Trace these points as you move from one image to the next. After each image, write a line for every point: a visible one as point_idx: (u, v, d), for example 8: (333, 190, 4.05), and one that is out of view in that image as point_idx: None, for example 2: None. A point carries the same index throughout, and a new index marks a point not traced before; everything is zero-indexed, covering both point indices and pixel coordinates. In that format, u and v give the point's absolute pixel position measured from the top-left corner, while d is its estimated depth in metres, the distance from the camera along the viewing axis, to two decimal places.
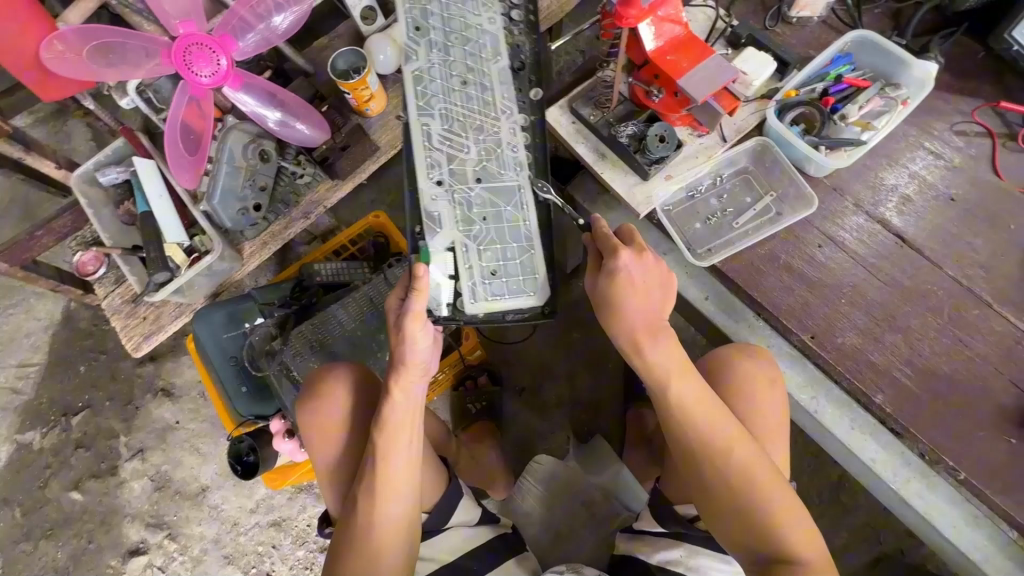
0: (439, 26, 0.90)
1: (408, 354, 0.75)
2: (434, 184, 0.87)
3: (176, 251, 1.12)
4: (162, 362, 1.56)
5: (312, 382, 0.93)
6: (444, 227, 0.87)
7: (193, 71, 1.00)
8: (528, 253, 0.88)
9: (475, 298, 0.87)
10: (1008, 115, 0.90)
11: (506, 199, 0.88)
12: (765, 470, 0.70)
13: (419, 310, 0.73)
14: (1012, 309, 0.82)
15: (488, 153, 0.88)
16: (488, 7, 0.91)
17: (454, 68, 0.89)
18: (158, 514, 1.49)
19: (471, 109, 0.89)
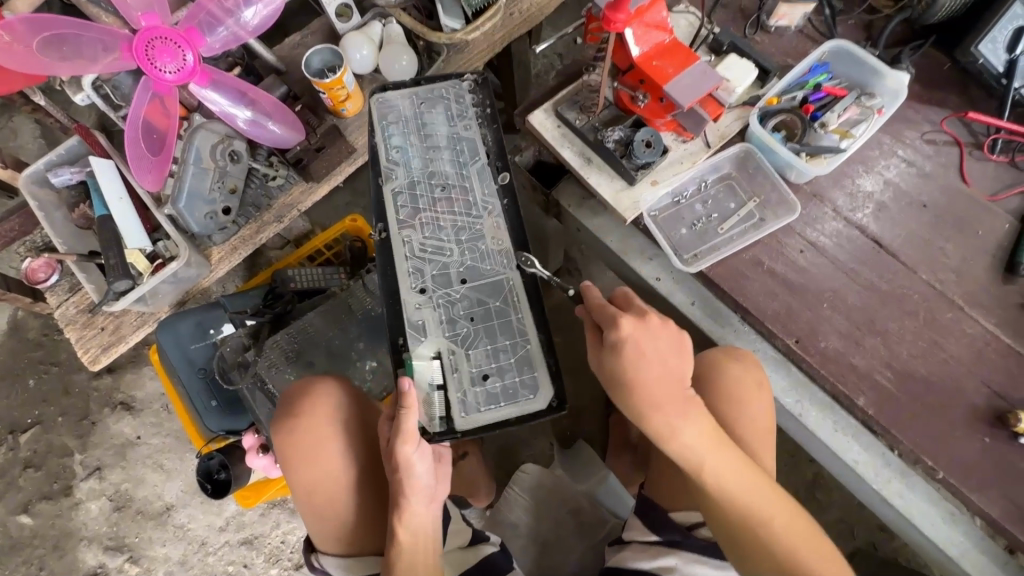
0: (416, 140, 0.92)
1: (405, 483, 0.74)
2: (417, 292, 0.86)
3: (139, 257, 1.06)
4: (121, 374, 1.47)
5: (288, 403, 0.86)
6: (429, 335, 0.84)
7: (155, 67, 0.95)
8: (523, 348, 0.84)
9: (468, 410, 0.82)
10: (974, 125, 0.93)
11: (495, 294, 0.87)
12: (783, 513, 0.71)
13: (411, 431, 0.73)
14: (982, 311, 0.85)
15: (472, 252, 0.88)
16: (460, 114, 0.93)
17: (432, 178, 0.91)
18: (118, 536, 1.40)
19: (452, 213, 0.90)
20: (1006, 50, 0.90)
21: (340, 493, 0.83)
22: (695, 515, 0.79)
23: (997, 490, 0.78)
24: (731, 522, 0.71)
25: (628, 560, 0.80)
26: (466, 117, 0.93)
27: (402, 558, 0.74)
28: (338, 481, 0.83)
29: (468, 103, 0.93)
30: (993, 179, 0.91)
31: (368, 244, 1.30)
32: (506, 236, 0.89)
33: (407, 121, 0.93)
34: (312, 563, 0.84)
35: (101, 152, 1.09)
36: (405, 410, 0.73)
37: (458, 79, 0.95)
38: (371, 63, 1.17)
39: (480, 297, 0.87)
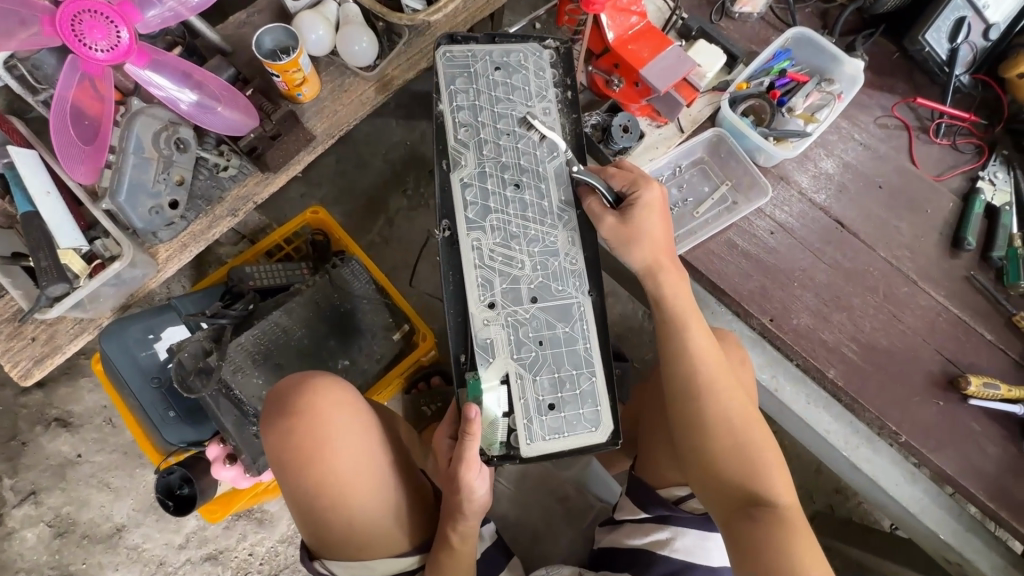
0: (490, 123, 0.83)
1: (466, 502, 0.74)
2: (486, 307, 0.79)
3: (72, 258, 0.95)
4: (54, 389, 1.34)
5: (280, 399, 0.79)
6: (497, 356, 0.78)
7: (84, 44, 0.84)
8: (590, 380, 0.80)
9: (532, 438, 0.78)
10: (920, 110, 0.99)
11: (564, 318, 0.81)
12: (759, 431, 0.74)
13: (473, 459, 0.73)
14: (933, 285, 0.91)
15: (544, 268, 0.81)
16: (542, 97, 0.84)
17: (506, 171, 0.82)
18: (61, 564, 1.28)
19: (523, 216, 0.82)
20: (948, 39, 0.95)
21: (351, 499, 0.77)
22: (680, 490, 0.81)
23: (951, 448, 0.85)
24: (704, 417, 0.74)
25: (621, 540, 0.82)
26: (547, 100, 0.84)
27: (453, 565, 0.76)
28: (346, 486, 0.77)
29: (548, 79, 0.85)
30: (937, 161, 0.98)
31: (331, 237, 1.24)
32: (579, 253, 0.83)
33: (478, 93, 0.84)
34: (315, 568, 0.79)
35: (21, 141, 0.98)
36: (470, 437, 0.72)
37: (538, 44, 0.86)
38: (328, 44, 1.10)
39: (549, 319, 0.80)
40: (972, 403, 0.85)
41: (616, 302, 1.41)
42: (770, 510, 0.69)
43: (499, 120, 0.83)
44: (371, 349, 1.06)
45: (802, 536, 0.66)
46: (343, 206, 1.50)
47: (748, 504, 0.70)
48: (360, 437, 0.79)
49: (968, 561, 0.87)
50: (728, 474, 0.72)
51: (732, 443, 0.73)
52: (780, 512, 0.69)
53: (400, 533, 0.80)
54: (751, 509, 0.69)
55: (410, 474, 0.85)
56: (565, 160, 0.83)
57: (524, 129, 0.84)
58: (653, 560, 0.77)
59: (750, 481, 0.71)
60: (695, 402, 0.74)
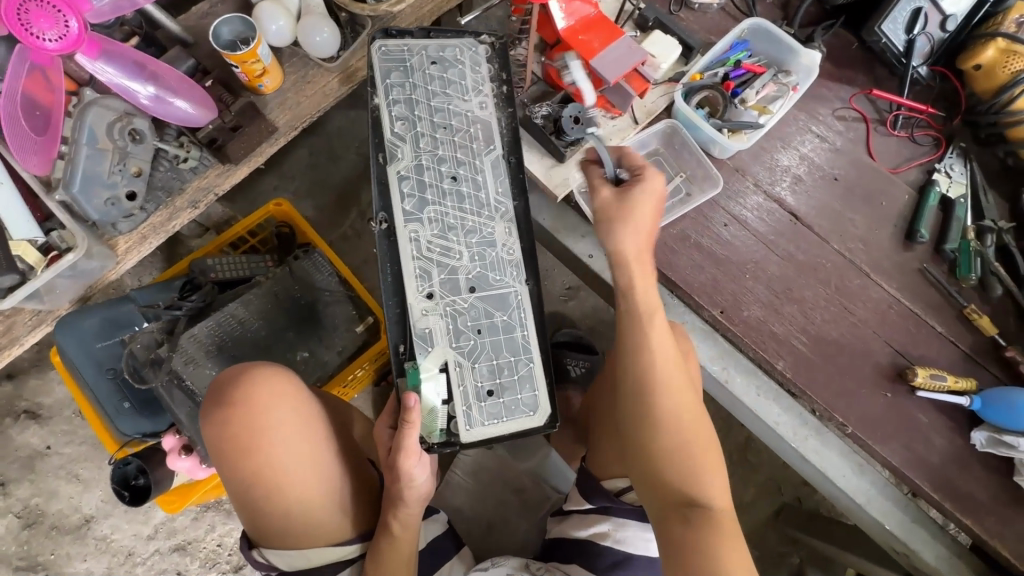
0: (426, 117, 0.85)
1: (406, 490, 0.77)
2: (424, 298, 0.81)
3: (27, 249, 0.94)
4: (23, 380, 1.34)
5: (220, 390, 0.79)
6: (436, 345, 0.81)
7: (32, 34, 0.84)
8: (528, 365, 0.83)
9: (471, 424, 0.81)
10: (879, 103, 0.99)
11: (501, 307, 0.84)
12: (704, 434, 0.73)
13: (412, 447, 0.75)
14: (886, 277, 0.91)
15: (481, 258, 0.84)
16: (478, 92, 0.86)
17: (443, 165, 0.84)
18: (30, 555, 1.29)
19: (461, 208, 0.84)
20: (905, 30, 0.95)
21: (288, 487, 0.77)
22: (621, 481, 0.80)
23: (898, 440, 0.85)
24: (655, 420, 0.72)
25: (567, 531, 0.82)
26: (483, 94, 0.86)
27: (391, 554, 0.76)
28: (283, 474, 0.77)
29: (484, 74, 0.87)
30: (895, 153, 0.97)
31: (297, 229, 1.23)
32: (516, 244, 0.85)
33: (416, 88, 0.85)
34: (253, 558, 0.80)
35: None
36: (409, 426, 0.74)
37: (474, 39, 0.88)
38: (289, 35, 1.09)
39: (487, 308, 0.83)
40: (919, 394, 0.86)
41: (587, 296, 1.41)
42: (705, 513, 0.69)
43: (436, 114, 0.85)
44: (331, 342, 1.06)
45: (731, 539, 0.67)
46: (313, 199, 1.49)
47: (685, 506, 0.70)
48: (299, 425, 0.80)
49: (913, 551, 0.87)
50: (668, 478, 0.71)
51: (675, 447, 0.72)
52: (714, 515, 0.69)
53: (342, 521, 0.82)
54: (689, 511, 0.70)
55: (355, 462, 0.86)
56: (501, 153, 0.86)
57: (461, 123, 0.86)
58: (593, 549, 0.78)
59: (688, 484, 0.71)
60: (648, 403, 0.72)
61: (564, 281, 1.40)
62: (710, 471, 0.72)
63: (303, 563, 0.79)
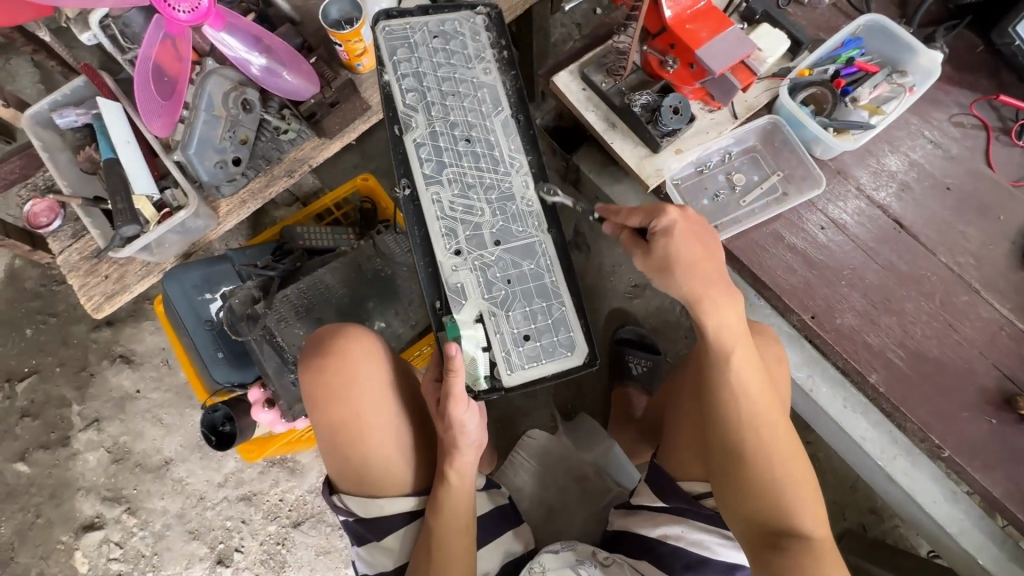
0: (435, 86, 0.87)
1: (458, 437, 0.77)
2: (453, 254, 0.82)
3: (145, 204, 1.02)
4: (121, 328, 1.46)
5: (321, 341, 0.84)
6: (470, 298, 0.82)
7: (169, 5, 0.92)
8: (560, 310, 0.83)
9: (513, 368, 0.81)
10: (1003, 110, 0.92)
11: (528, 256, 0.84)
12: (797, 455, 0.71)
13: (460, 395, 0.75)
14: (998, 296, 0.85)
15: (504, 212, 0.85)
16: (480, 58, 0.88)
17: (455, 129, 0.86)
18: (116, 487, 1.41)
19: (482, 168, 0.86)
20: None
21: (372, 434, 0.81)
22: (700, 486, 0.79)
23: (999, 470, 0.80)
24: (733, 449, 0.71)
25: (633, 527, 0.82)
26: (485, 60, 0.88)
27: (450, 503, 0.77)
28: (366, 420, 0.81)
29: (484, 42, 0.88)
30: (1018, 166, 0.90)
31: (378, 206, 1.28)
32: (535, 196, 0.86)
33: (421, 60, 0.87)
34: (333, 502, 0.84)
35: (109, 95, 1.06)
36: (453, 374, 0.74)
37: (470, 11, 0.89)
38: None
39: (513, 258, 0.84)
40: None
41: (654, 294, 1.38)
42: (802, 544, 0.67)
43: (443, 83, 0.87)
44: (407, 314, 1.09)
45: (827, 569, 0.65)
46: (392, 179, 1.54)
47: (774, 534, 0.69)
48: (382, 377, 0.84)
49: None
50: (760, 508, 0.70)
51: (769, 479, 0.70)
52: (810, 546, 0.67)
53: (413, 475, 0.84)
54: (778, 539, 0.69)
55: (426, 422, 0.88)
56: (510, 113, 0.88)
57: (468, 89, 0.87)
58: (664, 545, 0.77)
59: (780, 514, 0.69)
60: (728, 429, 0.72)
61: (631, 277, 1.38)
62: (803, 499, 0.70)
63: (376, 511, 0.82)
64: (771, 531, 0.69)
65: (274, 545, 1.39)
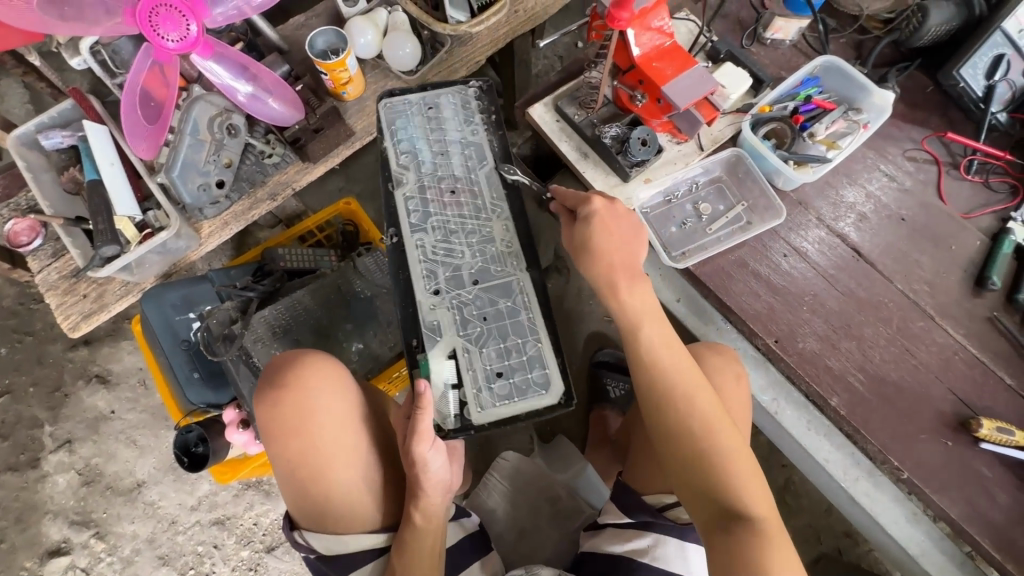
0: (427, 145, 0.92)
1: (422, 477, 0.77)
2: (432, 293, 0.84)
3: (127, 225, 1.03)
4: (98, 347, 1.45)
5: (274, 372, 0.84)
6: (444, 334, 0.82)
7: (158, 34, 0.94)
8: (535, 346, 0.83)
9: (483, 406, 0.80)
10: (953, 146, 0.97)
11: (505, 294, 0.85)
12: (756, 481, 0.69)
13: (426, 430, 0.75)
14: (952, 322, 0.89)
15: (483, 254, 0.87)
16: (470, 120, 0.93)
17: (442, 182, 0.90)
18: (85, 511, 1.38)
19: (466, 216, 0.89)
20: (985, 76, 0.95)
21: (333, 469, 0.81)
22: (667, 497, 0.82)
23: (958, 493, 0.82)
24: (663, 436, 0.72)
25: (602, 545, 0.82)
26: (473, 124, 0.94)
27: (416, 541, 0.78)
28: (328, 455, 0.81)
29: (473, 109, 0.94)
30: (968, 199, 0.95)
31: (360, 229, 1.30)
32: (514, 238, 0.88)
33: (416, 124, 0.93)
34: (295, 539, 0.81)
35: (96, 118, 1.08)
36: (420, 411, 0.74)
37: (464, 85, 0.96)
38: (375, 48, 1.18)
39: (491, 297, 0.85)
40: (983, 446, 0.82)
41: None
42: (751, 528, 0.65)
43: (435, 142, 0.92)
44: (385, 336, 1.11)
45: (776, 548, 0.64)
46: (376, 202, 1.56)
47: (725, 519, 0.67)
48: (341, 411, 0.83)
49: None
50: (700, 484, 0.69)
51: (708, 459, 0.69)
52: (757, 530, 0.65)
53: (378, 509, 0.84)
54: (727, 523, 0.66)
55: (387, 454, 0.88)
56: (495, 165, 0.91)
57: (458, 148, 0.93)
58: (633, 562, 0.78)
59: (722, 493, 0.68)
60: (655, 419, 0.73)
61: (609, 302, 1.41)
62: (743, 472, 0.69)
63: (340, 548, 0.80)
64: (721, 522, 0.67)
65: (246, 571, 1.36)
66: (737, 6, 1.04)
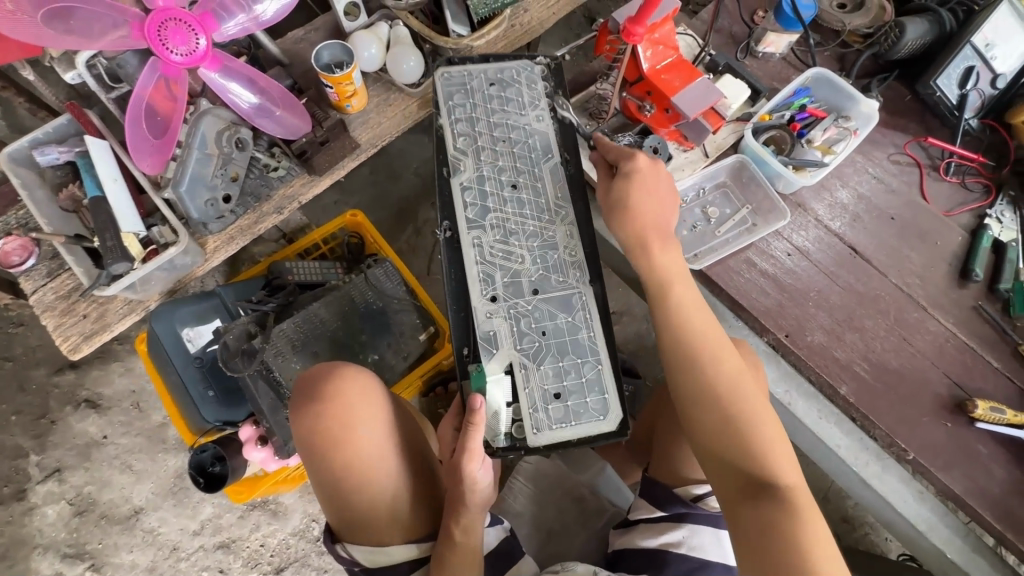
0: (487, 132, 0.94)
1: (468, 493, 0.78)
2: (489, 300, 0.86)
3: (133, 241, 1.01)
4: (86, 371, 1.39)
5: (313, 385, 0.84)
6: (501, 347, 0.85)
7: (167, 48, 0.92)
8: (596, 369, 0.85)
9: (539, 428, 0.83)
10: (931, 150, 1.05)
11: (565, 309, 0.87)
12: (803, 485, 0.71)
13: (476, 449, 0.76)
14: (942, 312, 0.96)
15: (544, 261, 0.89)
16: (535, 106, 0.95)
17: (503, 174, 0.92)
18: (78, 543, 1.31)
19: (525, 215, 0.91)
20: (958, 85, 1.03)
21: (375, 481, 0.81)
22: (695, 488, 0.86)
23: (959, 470, 0.89)
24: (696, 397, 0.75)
25: (635, 540, 0.85)
26: (539, 109, 0.95)
27: (456, 559, 0.76)
28: (372, 466, 0.82)
29: (540, 90, 0.96)
30: (948, 198, 1.03)
31: (366, 240, 1.30)
32: (579, 246, 0.90)
33: (477, 108, 0.95)
34: (337, 552, 0.82)
35: (95, 132, 1.06)
36: (473, 427, 0.76)
37: (530, 61, 0.97)
38: (379, 62, 1.15)
39: (551, 310, 0.87)
40: (979, 425, 0.89)
41: (631, 321, 1.46)
42: (782, 497, 0.68)
43: (495, 129, 0.94)
44: (400, 346, 1.11)
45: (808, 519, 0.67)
46: (373, 213, 1.56)
47: (755, 487, 0.70)
48: (382, 425, 0.84)
49: None
50: (728, 455, 0.73)
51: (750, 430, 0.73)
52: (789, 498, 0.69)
53: (419, 520, 0.84)
54: (757, 491, 0.70)
55: (425, 465, 0.88)
56: (558, 161, 0.93)
57: (521, 136, 0.94)
58: (668, 553, 0.80)
59: (753, 465, 0.71)
60: (690, 375, 0.76)
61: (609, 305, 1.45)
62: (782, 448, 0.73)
63: (382, 559, 0.81)
64: (750, 488, 0.70)
65: None
66: (729, 21, 1.10)
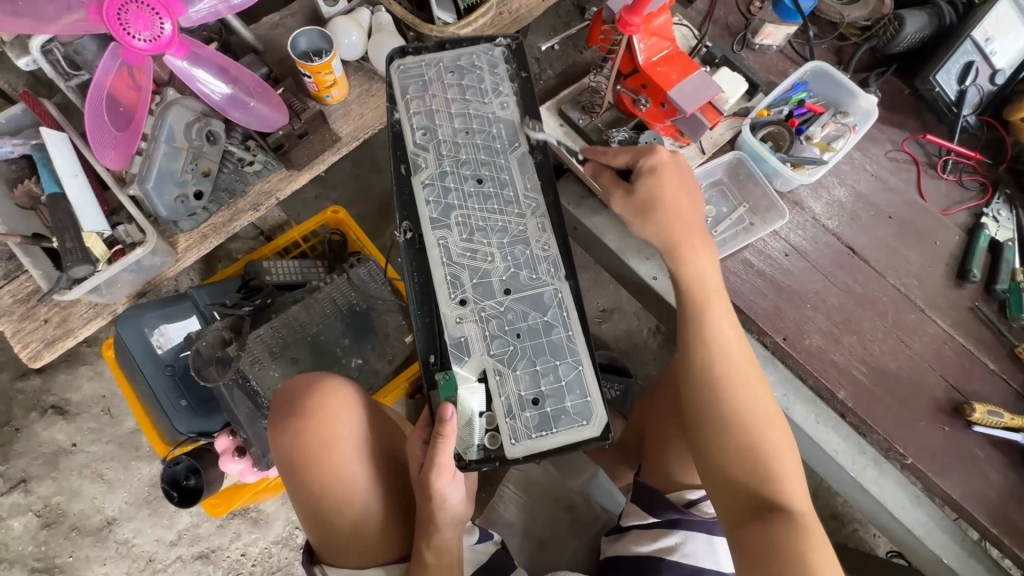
0: (448, 125, 0.88)
1: (438, 511, 0.74)
2: (458, 305, 0.82)
3: (95, 242, 0.94)
4: (52, 375, 1.31)
5: (288, 401, 0.80)
6: (473, 354, 0.81)
7: (127, 33, 0.83)
8: (576, 371, 0.81)
9: (517, 438, 0.78)
10: (929, 147, 1.03)
11: (539, 307, 0.83)
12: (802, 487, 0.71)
13: (445, 464, 0.72)
14: (939, 313, 0.94)
15: (515, 258, 0.84)
16: (497, 93, 0.89)
17: (465, 168, 0.87)
18: (47, 556, 1.25)
19: (495, 210, 0.86)
20: (957, 81, 1.01)
21: (353, 499, 0.78)
22: (690, 493, 0.82)
23: (956, 475, 0.88)
24: (719, 412, 0.73)
25: (627, 547, 0.83)
26: (503, 95, 0.90)
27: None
28: (349, 482, 0.78)
29: (502, 74, 0.90)
30: (945, 196, 1.01)
31: (348, 238, 1.23)
32: (551, 240, 0.86)
33: (436, 100, 0.89)
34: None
35: (52, 124, 0.98)
36: (442, 440, 0.71)
37: (489, 43, 0.91)
38: (360, 50, 1.09)
39: (525, 311, 0.83)
40: (975, 429, 0.88)
41: (622, 318, 1.43)
42: (789, 521, 0.66)
43: (457, 120, 0.88)
44: (383, 349, 1.06)
45: (818, 539, 0.65)
46: (356, 208, 1.50)
47: (763, 508, 0.69)
48: (357, 439, 0.79)
49: None
50: (739, 477, 0.71)
51: (763, 442, 0.71)
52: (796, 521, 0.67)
53: (398, 538, 0.80)
54: (767, 512, 0.68)
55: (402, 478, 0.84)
56: (525, 150, 0.88)
57: (484, 125, 0.89)
58: (661, 560, 0.78)
59: (761, 486, 0.70)
60: (712, 389, 0.74)
61: (600, 302, 1.42)
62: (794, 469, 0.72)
63: None
64: (758, 509, 0.69)
65: None
66: (726, 11, 1.07)
